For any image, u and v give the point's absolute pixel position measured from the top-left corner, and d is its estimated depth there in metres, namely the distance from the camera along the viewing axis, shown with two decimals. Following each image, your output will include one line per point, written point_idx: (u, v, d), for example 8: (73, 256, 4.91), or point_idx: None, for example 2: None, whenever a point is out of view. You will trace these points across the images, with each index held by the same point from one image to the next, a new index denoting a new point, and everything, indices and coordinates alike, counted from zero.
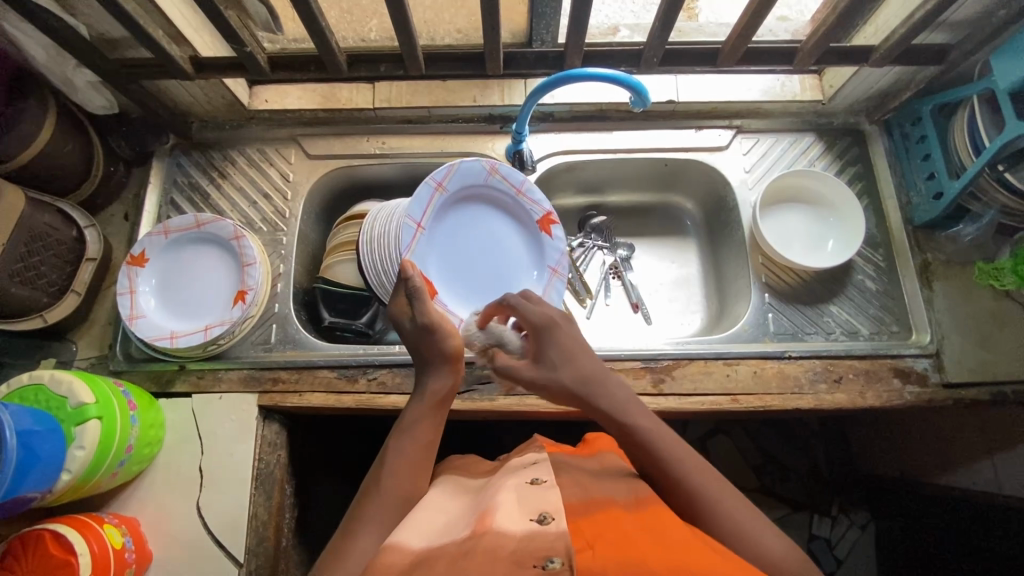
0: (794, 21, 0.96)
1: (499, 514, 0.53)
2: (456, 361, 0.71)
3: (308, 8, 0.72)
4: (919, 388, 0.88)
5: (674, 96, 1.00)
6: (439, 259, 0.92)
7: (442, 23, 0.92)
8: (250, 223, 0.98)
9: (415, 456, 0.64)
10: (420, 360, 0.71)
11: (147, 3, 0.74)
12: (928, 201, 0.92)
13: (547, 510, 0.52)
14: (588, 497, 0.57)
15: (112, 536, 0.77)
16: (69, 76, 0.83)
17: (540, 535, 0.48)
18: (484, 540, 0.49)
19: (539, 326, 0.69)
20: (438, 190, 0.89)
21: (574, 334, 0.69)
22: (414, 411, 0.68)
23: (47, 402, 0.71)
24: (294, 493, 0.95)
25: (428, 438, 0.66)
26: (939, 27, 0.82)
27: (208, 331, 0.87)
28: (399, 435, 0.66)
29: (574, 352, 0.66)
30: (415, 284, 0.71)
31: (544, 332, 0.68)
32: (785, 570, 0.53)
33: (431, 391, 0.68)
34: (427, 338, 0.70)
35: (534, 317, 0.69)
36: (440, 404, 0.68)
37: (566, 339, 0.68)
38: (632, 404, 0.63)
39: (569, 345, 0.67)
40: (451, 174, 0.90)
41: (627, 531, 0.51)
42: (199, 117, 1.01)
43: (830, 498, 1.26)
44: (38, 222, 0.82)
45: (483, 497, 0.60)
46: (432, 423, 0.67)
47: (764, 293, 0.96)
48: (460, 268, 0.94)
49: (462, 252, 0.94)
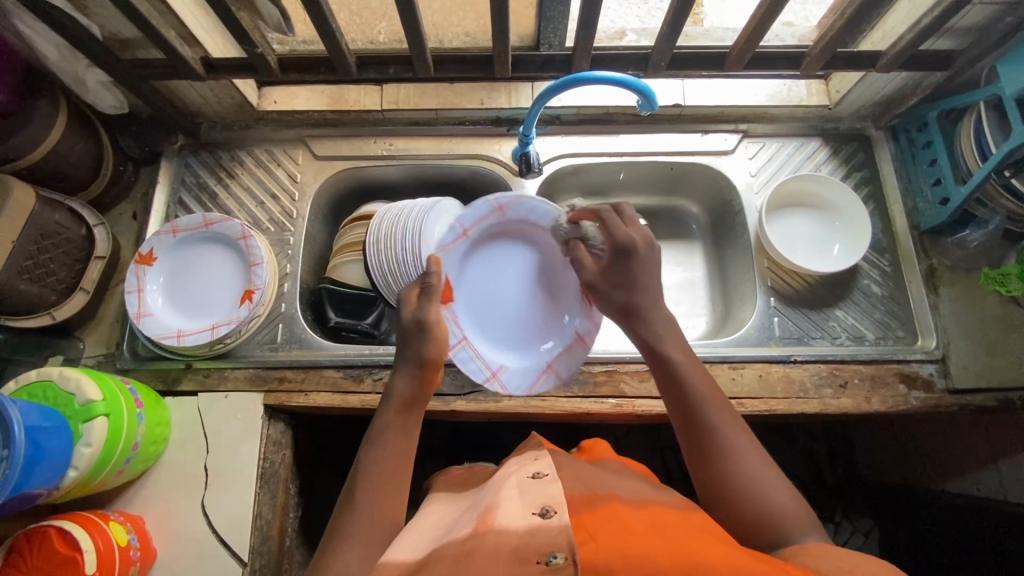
0: (801, 26, 0.97)
1: (501, 511, 0.53)
2: (433, 371, 0.70)
3: (319, 9, 0.72)
4: (924, 394, 0.88)
5: (680, 100, 1.00)
6: (472, 279, 0.87)
7: (450, 26, 0.93)
8: (258, 223, 0.98)
9: (390, 463, 0.63)
10: (398, 360, 0.70)
11: (159, 4, 0.75)
12: (934, 207, 0.93)
13: (549, 504, 0.52)
14: (589, 491, 0.58)
15: (118, 533, 0.77)
16: (81, 74, 0.83)
17: (542, 530, 0.49)
18: (486, 538, 0.49)
19: (619, 247, 0.71)
20: (498, 212, 0.85)
21: (652, 266, 0.70)
22: (382, 418, 0.67)
23: (55, 400, 0.71)
24: (299, 493, 0.95)
25: (402, 445, 0.65)
26: (947, 33, 0.83)
27: (215, 330, 0.87)
28: (371, 444, 0.65)
29: (641, 280, 0.70)
30: (431, 281, 0.71)
31: (622, 253, 0.71)
32: (793, 522, 0.56)
33: (397, 393, 0.68)
34: (416, 339, 0.69)
35: (617, 238, 0.70)
36: (408, 406, 0.67)
37: (644, 266, 0.70)
38: (670, 337, 0.68)
39: (641, 273, 0.70)
40: (517, 203, 0.85)
41: (629, 524, 0.51)
42: (208, 117, 1.02)
43: (833, 504, 1.26)
44: (48, 220, 0.82)
45: (487, 495, 0.60)
46: (403, 429, 0.66)
47: (769, 297, 0.96)
48: (485, 301, 0.88)
49: (496, 286, 0.89)
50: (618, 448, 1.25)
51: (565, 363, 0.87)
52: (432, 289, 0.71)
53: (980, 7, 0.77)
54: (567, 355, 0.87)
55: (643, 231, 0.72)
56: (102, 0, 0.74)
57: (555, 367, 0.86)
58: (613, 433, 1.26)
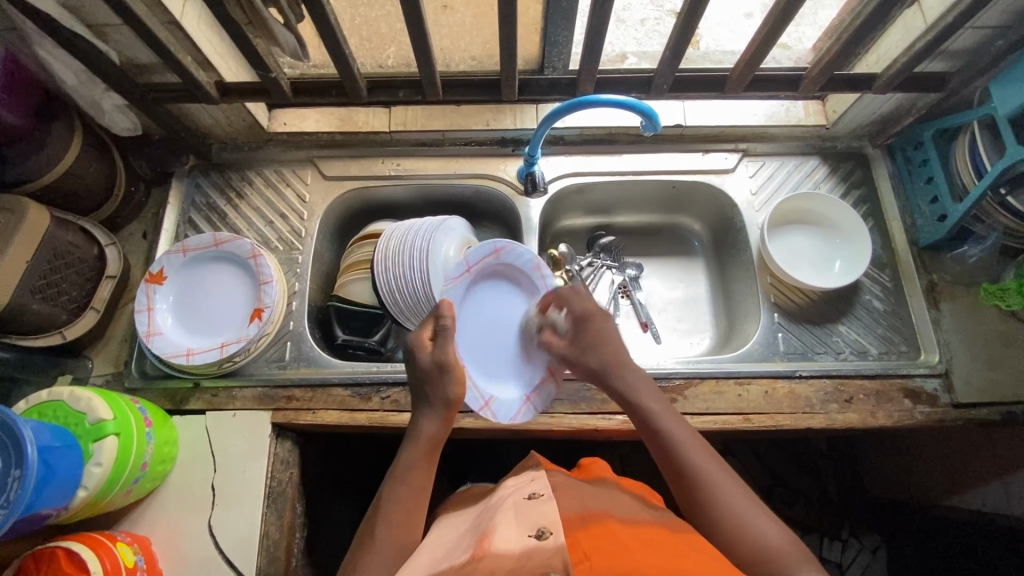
0: (796, 49, 1.00)
1: (497, 535, 0.53)
2: (454, 409, 0.70)
3: (334, 36, 0.74)
4: (929, 409, 0.88)
5: (681, 120, 1.03)
6: (474, 308, 0.85)
7: (457, 50, 0.95)
8: (266, 242, 1.00)
9: (409, 502, 0.65)
10: (420, 399, 0.71)
11: (176, 30, 0.77)
12: (932, 223, 0.95)
13: (544, 526, 0.52)
14: (584, 509, 0.58)
15: (125, 555, 0.76)
16: (97, 99, 0.85)
17: (538, 551, 0.48)
18: (481, 565, 0.49)
19: (577, 315, 0.76)
20: (495, 254, 0.86)
21: (609, 327, 0.75)
22: (408, 455, 0.67)
23: (66, 419, 0.72)
24: (305, 513, 0.95)
25: (423, 482, 0.67)
26: (940, 56, 0.85)
27: (225, 348, 0.88)
28: (394, 481, 0.66)
29: (605, 340, 0.74)
30: (442, 326, 0.71)
31: (580, 320, 0.76)
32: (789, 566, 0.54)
33: (426, 434, 0.68)
34: (437, 378, 0.69)
35: (575, 308, 0.76)
36: (432, 448, 0.68)
37: (601, 328, 0.75)
38: (642, 386, 0.71)
39: (596, 331, 0.74)
40: (514, 248, 0.87)
41: (622, 541, 0.52)
42: (219, 139, 1.03)
43: (841, 521, 1.25)
44: (61, 240, 0.83)
45: (482, 520, 0.60)
46: (426, 468, 0.67)
47: (773, 313, 0.97)
48: (477, 340, 0.85)
49: (484, 326, 0.86)
50: (624, 465, 1.25)
51: (542, 396, 0.85)
52: (446, 333, 0.70)
53: (971, 31, 0.80)
54: (543, 389, 0.85)
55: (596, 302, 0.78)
56: (122, 27, 0.76)
57: (533, 400, 0.85)
58: (619, 450, 1.26)
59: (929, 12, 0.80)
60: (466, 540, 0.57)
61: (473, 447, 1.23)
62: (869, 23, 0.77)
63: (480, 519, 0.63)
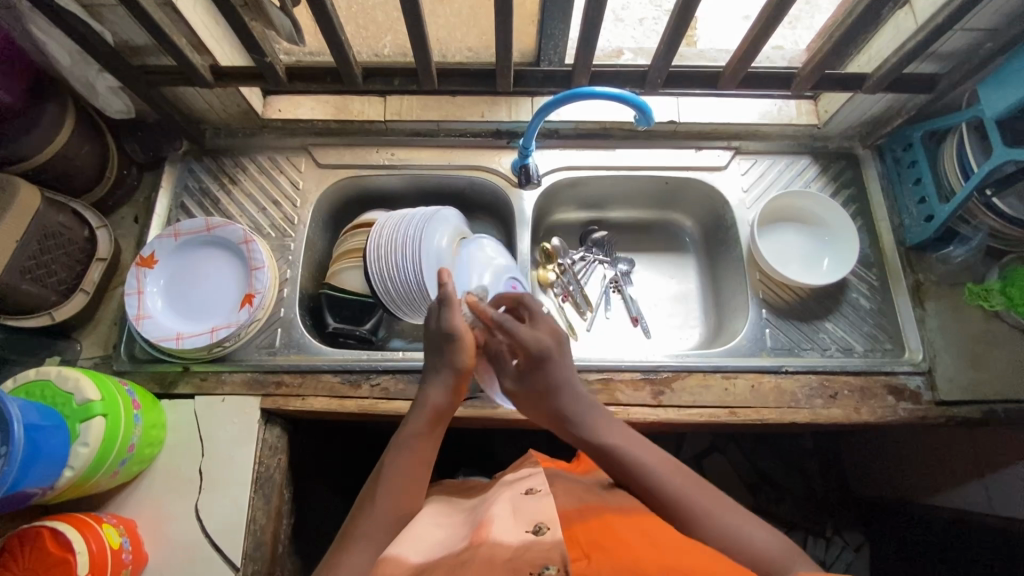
0: (789, 50, 1.02)
1: (495, 526, 0.54)
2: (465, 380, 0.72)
3: (330, 22, 0.74)
4: (912, 405, 0.90)
5: (675, 117, 1.04)
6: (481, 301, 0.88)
7: (454, 41, 0.97)
8: (259, 228, 1.00)
9: (411, 475, 0.65)
10: (431, 368, 0.72)
11: (172, 10, 0.76)
12: (920, 223, 0.96)
13: (542, 522, 0.53)
14: (582, 505, 0.59)
15: (111, 536, 0.76)
16: (91, 80, 0.85)
17: (536, 544, 0.50)
18: (479, 552, 0.50)
19: (533, 352, 0.72)
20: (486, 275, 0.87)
21: (562, 362, 0.72)
22: (413, 425, 0.68)
23: (54, 399, 0.71)
24: (293, 499, 0.95)
25: (426, 454, 0.67)
26: (929, 57, 0.86)
27: (214, 333, 0.88)
28: (395, 452, 0.66)
29: (554, 379, 0.71)
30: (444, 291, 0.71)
31: (536, 359, 0.72)
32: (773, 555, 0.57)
33: (430, 404, 0.69)
34: (448, 348, 0.71)
35: (528, 344, 0.72)
36: (438, 416, 0.69)
37: (551, 367, 0.71)
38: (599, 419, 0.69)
39: (552, 375, 0.71)
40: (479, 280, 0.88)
41: (620, 534, 0.53)
42: (213, 124, 1.04)
43: (825, 520, 1.27)
44: (52, 221, 0.83)
45: (479, 511, 0.61)
46: (429, 438, 0.68)
47: (762, 308, 0.98)
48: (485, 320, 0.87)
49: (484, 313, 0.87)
50: None
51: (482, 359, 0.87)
52: (449, 300, 0.71)
53: (961, 33, 0.81)
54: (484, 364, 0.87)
55: (549, 328, 0.76)
56: (117, 7, 0.76)
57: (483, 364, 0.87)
58: None
59: (920, 13, 0.81)
60: (461, 529, 0.58)
61: (463, 438, 1.23)
62: (859, 23, 0.78)
63: (469, 509, 0.63)
